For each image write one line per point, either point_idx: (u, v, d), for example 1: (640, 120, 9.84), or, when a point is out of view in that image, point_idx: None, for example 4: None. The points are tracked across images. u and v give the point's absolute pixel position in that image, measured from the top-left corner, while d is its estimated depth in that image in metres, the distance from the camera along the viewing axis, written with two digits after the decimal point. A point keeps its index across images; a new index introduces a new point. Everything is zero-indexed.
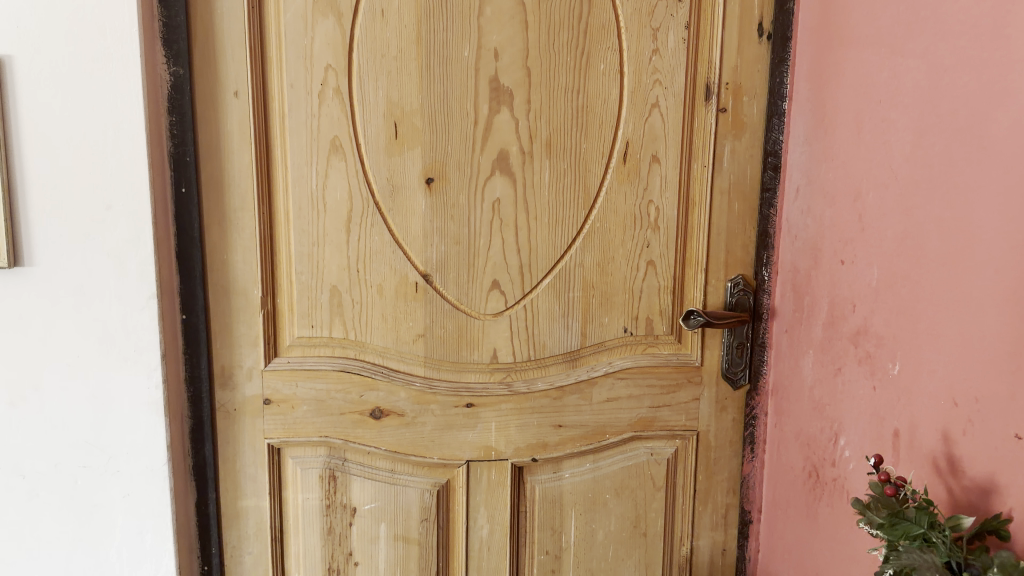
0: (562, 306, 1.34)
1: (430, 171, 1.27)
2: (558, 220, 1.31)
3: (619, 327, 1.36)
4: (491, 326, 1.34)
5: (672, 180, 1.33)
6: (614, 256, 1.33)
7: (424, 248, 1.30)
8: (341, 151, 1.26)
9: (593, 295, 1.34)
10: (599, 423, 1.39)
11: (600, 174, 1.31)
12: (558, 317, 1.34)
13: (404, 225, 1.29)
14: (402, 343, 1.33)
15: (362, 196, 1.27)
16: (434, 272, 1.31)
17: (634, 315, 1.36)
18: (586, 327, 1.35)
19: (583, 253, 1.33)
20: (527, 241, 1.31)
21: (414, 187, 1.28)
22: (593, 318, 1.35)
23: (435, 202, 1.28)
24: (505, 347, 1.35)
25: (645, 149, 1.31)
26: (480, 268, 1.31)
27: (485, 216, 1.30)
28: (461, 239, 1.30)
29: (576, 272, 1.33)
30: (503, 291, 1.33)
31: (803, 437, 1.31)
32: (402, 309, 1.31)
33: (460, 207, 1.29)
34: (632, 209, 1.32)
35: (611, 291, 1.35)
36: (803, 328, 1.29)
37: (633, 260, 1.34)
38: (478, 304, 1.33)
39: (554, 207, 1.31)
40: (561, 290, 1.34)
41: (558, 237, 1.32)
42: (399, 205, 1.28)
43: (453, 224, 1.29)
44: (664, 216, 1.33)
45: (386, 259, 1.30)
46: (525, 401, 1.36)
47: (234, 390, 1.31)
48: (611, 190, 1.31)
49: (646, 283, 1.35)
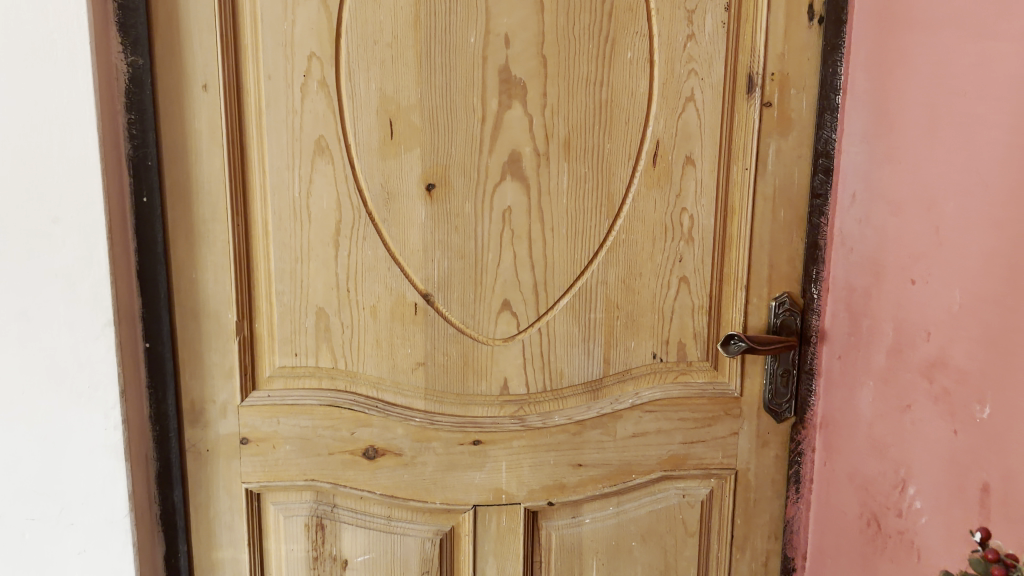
0: (582, 330, 1.17)
1: (428, 176, 1.10)
2: (578, 231, 1.14)
3: (647, 353, 1.19)
4: (501, 353, 1.16)
5: (708, 185, 1.15)
6: (641, 272, 1.16)
7: (423, 264, 1.13)
8: (327, 153, 1.09)
9: (618, 317, 1.17)
10: (624, 462, 1.22)
11: (625, 179, 1.14)
12: (577, 342, 1.17)
13: (399, 238, 1.12)
14: (398, 373, 1.15)
15: (352, 204, 1.10)
16: (436, 291, 1.14)
17: (665, 339, 1.19)
18: (609, 353, 1.18)
19: (606, 269, 1.15)
20: (542, 254, 1.14)
21: (412, 195, 1.10)
22: (617, 343, 1.18)
23: (436, 211, 1.11)
24: (518, 377, 1.18)
25: (678, 150, 1.14)
26: (488, 286, 1.14)
27: (494, 227, 1.12)
28: (467, 253, 1.13)
29: (598, 291, 1.16)
30: (514, 313, 1.16)
31: (858, 480, 1.13)
32: (399, 334, 1.14)
33: (466, 216, 1.12)
34: (661, 218, 1.15)
35: (638, 312, 1.18)
36: (860, 355, 1.12)
37: (664, 276, 1.17)
38: (486, 327, 1.16)
39: (573, 216, 1.14)
40: (581, 312, 1.16)
41: (578, 251, 1.15)
42: (394, 214, 1.11)
43: (457, 236, 1.12)
44: (699, 225, 1.16)
45: (379, 277, 1.12)
46: (540, 437, 1.19)
47: (206, 428, 1.14)
48: (640, 196, 1.14)
49: (678, 302, 1.18)
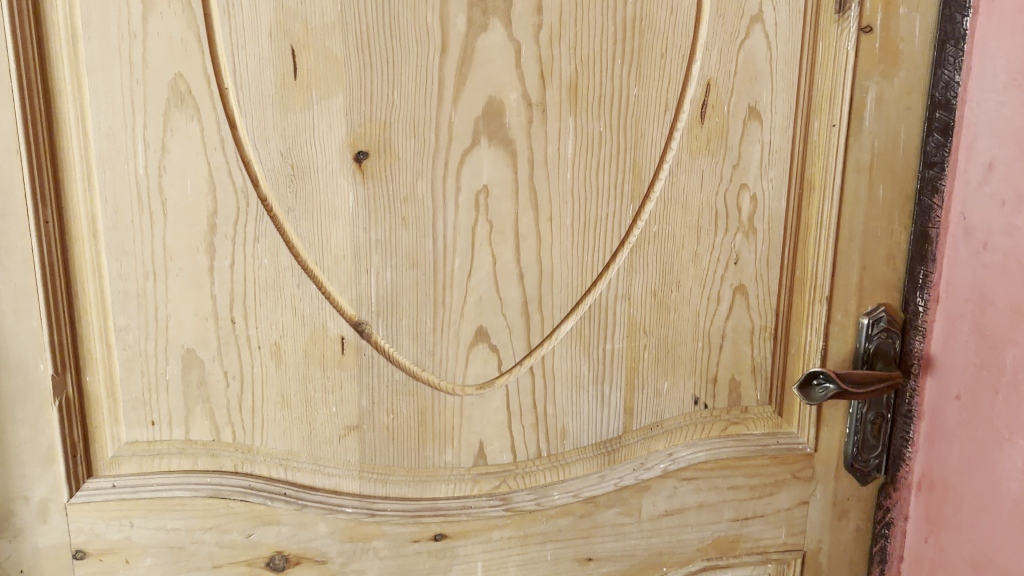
0: (595, 369, 0.78)
1: (357, 140, 0.69)
2: (587, 221, 0.75)
3: (685, 398, 0.81)
4: (475, 407, 0.77)
5: (780, 149, 0.77)
6: (680, 280, 0.78)
7: (353, 277, 0.72)
8: (189, 103, 0.67)
9: (645, 347, 0.79)
10: (652, 551, 0.84)
11: (660, 141, 0.74)
12: (586, 386, 0.79)
13: (310, 237, 0.71)
14: (318, 444, 0.75)
15: (232, 186, 0.69)
16: (372, 316, 0.73)
17: (711, 377, 0.81)
18: (632, 401, 0.80)
19: (629, 277, 0.76)
20: (535, 257, 0.75)
21: (333, 171, 0.70)
22: (642, 385, 0.80)
23: (370, 194, 0.71)
24: (499, 441, 0.79)
25: (737, 97, 0.75)
26: (452, 307, 0.74)
27: (462, 218, 0.73)
28: (420, 259, 0.73)
29: (619, 311, 0.77)
30: (493, 345, 0.76)
31: (990, 574, 0.79)
32: (317, 387, 0.74)
33: (417, 202, 0.71)
34: (711, 199, 0.77)
35: (677, 339, 0.79)
36: (999, 399, 0.77)
37: (712, 286, 0.78)
38: (451, 369, 0.76)
39: (581, 198, 0.74)
40: (592, 342, 0.78)
41: (586, 250, 0.75)
42: (304, 198, 0.70)
43: (406, 234, 0.72)
44: (765, 210, 0.78)
45: (281, 300, 0.72)
46: (533, 525, 0.81)
47: (17, 541, 0.72)
48: (680, 166, 0.75)
49: (732, 323, 0.80)
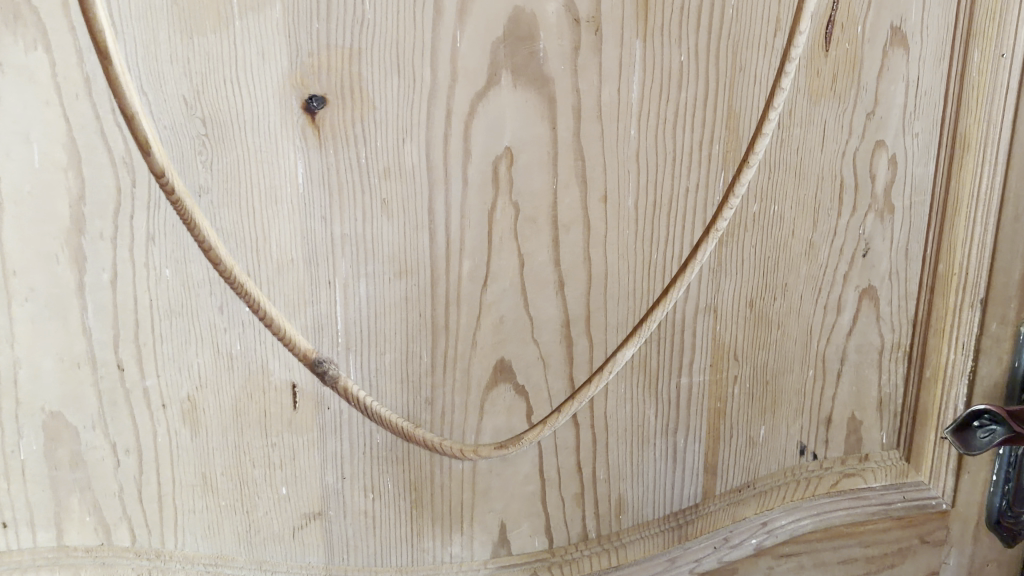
0: (665, 415, 0.54)
1: (307, 79, 0.44)
2: (659, 200, 0.50)
3: (787, 449, 0.57)
4: (493, 476, 0.53)
5: (930, 91, 0.53)
6: (786, 284, 0.54)
7: (307, 293, 0.47)
8: (28, 18, 0.40)
9: (735, 381, 0.55)
10: None
11: (765, 79, 0.50)
12: (651, 438, 0.55)
13: (236, 233, 0.45)
14: (264, 542, 0.51)
15: (108, 156, 0.43)
16: (337, 351, 0.48)
17: (824, 417, 0.57)
18: (716, 455, 0.56)
19: (716, 282, 0.53)
20: (581, 256, 0.50)
21: (269, 129, 0.44)
22: (727, 432, 0.56)
23: (331, 165, 0.45)
24: (529, 521, 0.54)
25: (876, 12, 0.50)
26: (458, 333, 0.49)
27: (472, 199, 0.47)
28: (411, 265, 0.48)
29: (700, 330, 0.53)
30: (520, 386, 0.51)
31: None
32: (258, 459, 0.49)
33: (405, 176, 0.46)
34: (834, 165, 0.53)
35: (779, 367, 0.55)
36: None
37: (829, 291, 0.55)
38: (458, 425, 0.51)
39: (650, 167, 0.50)
40: (660, 377, 0.53)
41: (654, 244, 0.51)
42: (225, 171, 0.44)
43: (387, 226, 0.47)
44: (905, 179, 0.54)
45: (194, 333, 0.46)
46: None
47: None
48: (793, 116, 0.51)
49: (855, 341, 0.56)
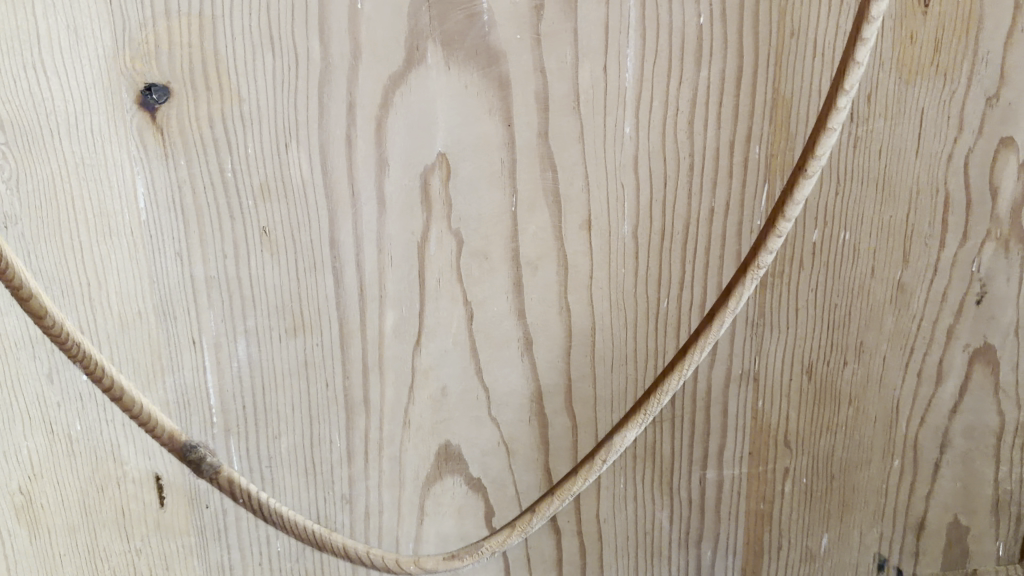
0: (682, 519, 0.39)
1: (140, 61, 0.30)
2: (669, 228, 0.35)
3: (858, 562, 0.41)
4: None
5: None
6: (862, 342, 0.38)
7: (166, 359, 0.34)
8: None
9: (787, 477, 0.40)
10: None
11: (830, 50, 0.33)
12: (665, 549, 0.40)
13: (61, 277, 0.32)
14: None
15: None
16: (212, 435, 0.35)
17: (916, 523, 0.41)
18: (758, 571, 0.41)
19: (756, 339, 0.37)
20: (557, 305, 0.36)
21: (92, 133, 0.31)
22: (774, 542, 0.40)
23: (183, 184, 0.32)
24: None
25: None
26: (383, 411, 0.36)
27: (392, 228, 0.34)
28: (309, 318, 0.34)
29: (734, 405, 0.38)
30: (475, 480, 0.37)
31: None
32: (121, 569, 0.37)
33: (292, 197, 0.33)
34: (938, 175, 0.36)
35: (850, 457, 0.40)
36: None
37: (929, 352, 0.39)
38: (389, 529, 0.38)
39: (656, 181, 0.34)
40: (677, 469, 0.39)
41: (663, 288, 0.36)
42: (37, 194, 0.32)
43: (271, 266, 0.33)
44: None
45: (20, 409, 0.34)
46: None
47: None
48: (873, 104, 0.35)
49: (963, 422, 0.40)
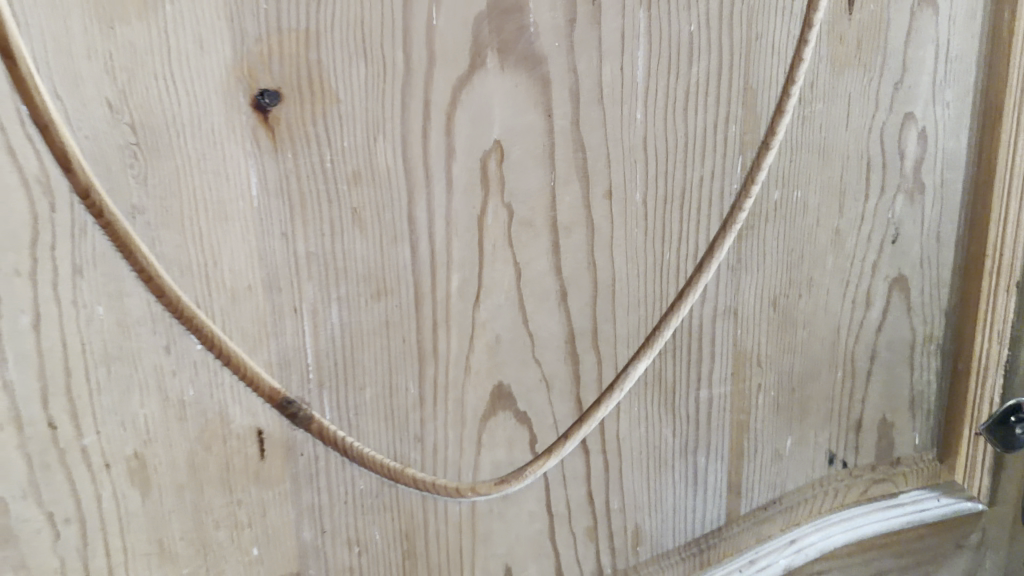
0: (683, 433, 0.48)
1: (256, 70, 0.36)
2: (670, 195, 0.44)
3: (814, 458, 0.52)
4: (496, 518, 0.46)
5: (960, 57, 0.47)
6: (811, 279, 0.48)
7: (271, 326, 0.40)
8: None
9: (759, 391, 0.49)
10: None
11: (784, 49, 0.44)
12: (670, 460, 0.49)
13: (182, 258, 0.38)
14: None
15: (19, 176, 0.35)
16: (308, 390, 0.41)
17: (854, 423, 0.52)
18: (740, 472, 0.51)
19: (734, 281, 0.47)
20: (585, 261, 0.44)
21: (212, 133, 0.37)
22: (752, 447, 0.50)
23: (289, 173, 0.38)
24: (537, 563, 0.48)
25: None
26: (448, 359, 0.43)
27: (458, 204, 0.41)
28: (391, 283, 0.41)
29: (719, 336, 0.48)
30: (522, 414, 0.45)
31: None
32: (223, 520, 0.42)
33: (379, 181, 0.39)
34: (862, 144, 0.47)
35: (805, 372, 0.50)
36: None
37: (860, 283, 0.50)
38: (453, 462, 0.44)
39: (660, 156, 0.43)
40: (678, 393, 0.48)
41: (666, 243, 0.45)
42: (163, 187, 0.37)
43: (361, 240, 0.40)
44: (934, 153, 0.49)
45: (138, 380, 0.39)
46: None
47: None
48: (815, 90, 0.45)
49: (886, 337, 0.51)
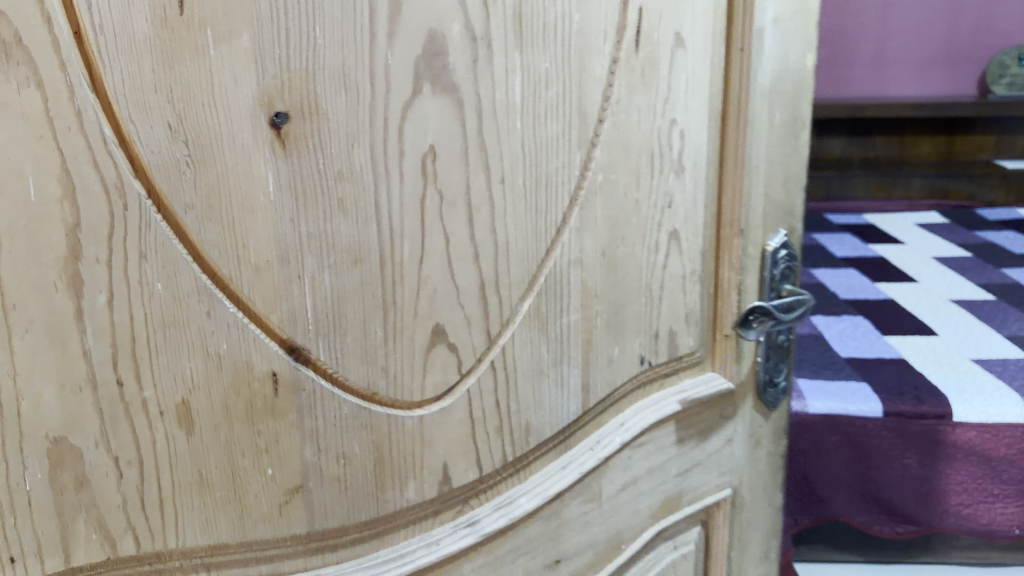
0: (554, 350, 0.67)
1: (272, 100, 0.50)
2: (538, 178, 0.62)
3: (633, 361, 0.73)
4: (436, 426, 0.62)
5: (699, 80, 0.72)
6: (625, 234, 0.70)
7: (282, 290, 0.53)
8: (22, 61, 0.42)
9: (597, 314, 0.69)
10: (613, 532, 0.75)
11: (601, 77, 0.65)
12: (546, 370, 0.67)
13: (220, 242, 0.50)
14: (254, 526, 0.55)
15: (103, 184, 0.45)
16: (308, 338, 0.54)
17: (654, 332, 0.74)
18: (589, 375, 0.70)
19: (580, 238, 0.66)
20: (488, 229, 0.61)
21: (242, 146, 0.49)
22: (596, 357, 0.70)
23: (296, 174, 0.52)
24: (465, 459, 0.64)
25: (665, 24, 0.68)
26: (403, 307, 0.58)
27: (408, 191, 0.56)
28: (365, 252, 0.55)
29: (573, 278, 0.67)
30: (452, 345, 0.61)
31: None
32: (247, 448, 0.53)
33: (355, 177, 0.54)
34: (649, 139, 0.69)
35: (625, 299, 0.71)
36: None
37: (653, 235, 0.72)
38: (407, 386, 0.59)
39: (532, 151, 0.62)
40: (550, 320, 0.66)
41: (537, 213, 0.63)
42: (208, 188, 0.49)
43: (344, 221, 0.54)
44: (690, 144, 0.72)
45: (186, 340, 0.50)
46: (502, 545, 0.67)
47: None
48: (620, 103, 0.66)
49: (669, 272, 0.74)
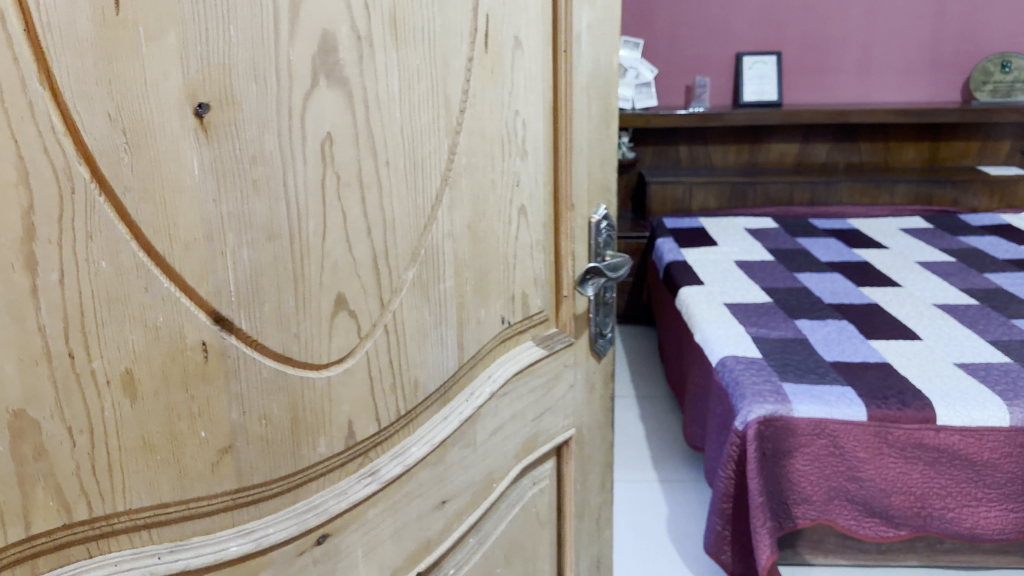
0: (433, 313, 0.76)
1: (196, 91, 0.55)
2: (416, 162, 0.72)
3: (495, 321, 0.84)
4: (342, 384, 0.69)
5: (534, 77, 0.84)
6: (485, 210, 0.80)
7: (209, 265, 0.58)
8: None
9: (466, 281, 0.80)
10: (486, 472, 0.86)
11: (460, 73, 0.75)
12: (428, 332, 0.76)
13: (156, 221, 0.54)
14: (192, 486, 0.60)
15: (53, 168, 0.49)
16: (233, 308, 0.60)
17: (511, 295, 0.86)
18: (462, 334, 0.80)
19: (450, 215, 0.76)
20: (377, 207, 0.69)
21: (172, 132, 0.54)
22: (467, 318, 0.80)
23: (217, 158, 0.57)
24: (366, 414, 0.71)
25: (506, 28, 0.79)
26: (310, 278, 0.65)
27: (311, 172, 0.63)
28: (277, 228, 0.62)
29: (445, 249, 0.76)
30: (353, 311, 0.69)
31: None
32: (183, 412, 0.58)
33: (267, 161, 0.60)
34: (498, 127, 0.80)
35: (487, 267, 0.82)
36: None
37: (506, 211, 0.83)
38: (317, 349, 0.66)
39: (409, 138, 0.71)
40: (430, 287, 0.75)
41: (416, 192, 0.72)
42: (143, 171, 0.53)
43: (259, 200, 0.60)
44: (530, 132, 0.84)
45: (128, 313, 0.54)
46: (399, 489, 0.76)
47: None
48: (475, 96, 0.77)
49: (519, 243, 0.86)
